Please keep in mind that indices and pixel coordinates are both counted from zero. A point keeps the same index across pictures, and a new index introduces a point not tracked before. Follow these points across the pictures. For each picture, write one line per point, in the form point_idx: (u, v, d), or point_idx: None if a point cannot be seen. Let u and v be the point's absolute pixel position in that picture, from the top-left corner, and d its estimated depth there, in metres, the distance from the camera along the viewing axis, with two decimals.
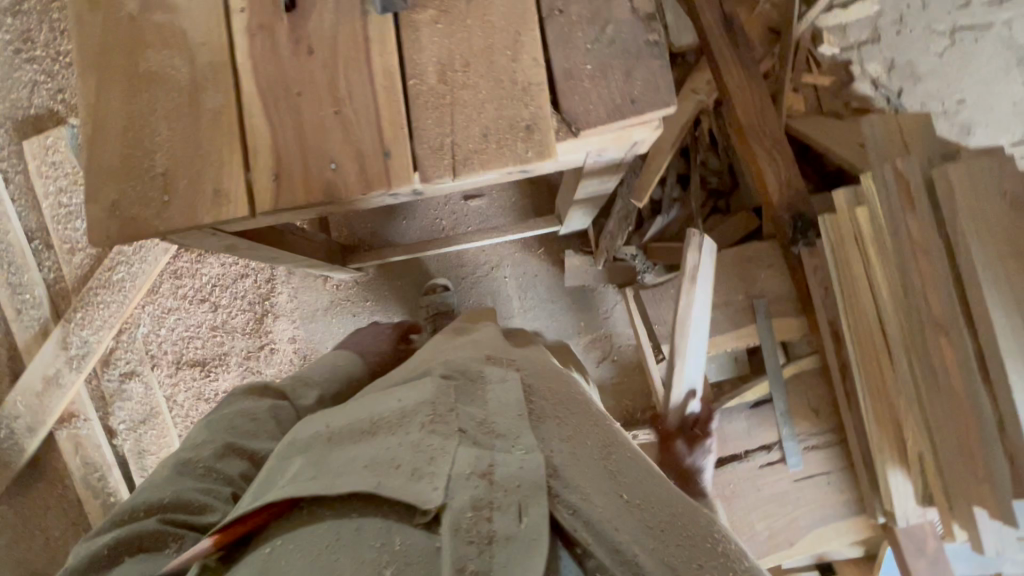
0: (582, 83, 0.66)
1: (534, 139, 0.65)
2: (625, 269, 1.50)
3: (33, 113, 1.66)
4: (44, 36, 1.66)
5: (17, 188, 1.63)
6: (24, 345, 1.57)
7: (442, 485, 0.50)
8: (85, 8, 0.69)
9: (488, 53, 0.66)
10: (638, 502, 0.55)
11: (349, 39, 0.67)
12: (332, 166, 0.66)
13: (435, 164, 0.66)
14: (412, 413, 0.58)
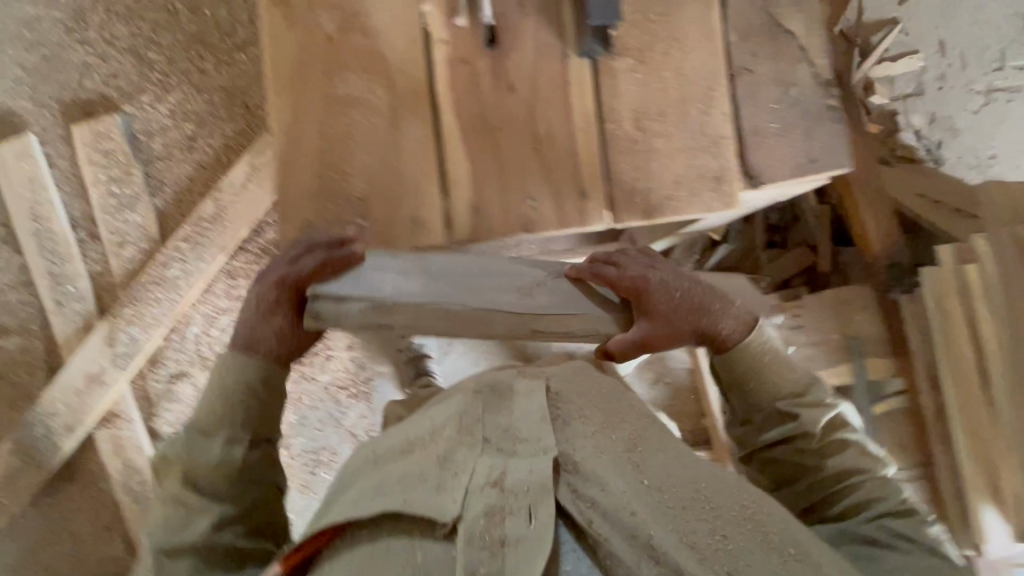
0: (766, 141, 0.88)
1: (722, 190, 0.87)
2: None
3: (82, 97, 1.59)
4: (100, 19, 1.60)
5: (61, 174, 1.56)
6: (64, 339, 1.51)
7: (460, 497, 0.71)
8: (289, 40, 0.89)
9: (684, 104, 0.88)
10: (655, 485, 0.72)
11: (549, 83, 0.89)
12: (530, 203, 0.88)
13: (629, 206, 0.88)
14: (440, 434, 0.82)
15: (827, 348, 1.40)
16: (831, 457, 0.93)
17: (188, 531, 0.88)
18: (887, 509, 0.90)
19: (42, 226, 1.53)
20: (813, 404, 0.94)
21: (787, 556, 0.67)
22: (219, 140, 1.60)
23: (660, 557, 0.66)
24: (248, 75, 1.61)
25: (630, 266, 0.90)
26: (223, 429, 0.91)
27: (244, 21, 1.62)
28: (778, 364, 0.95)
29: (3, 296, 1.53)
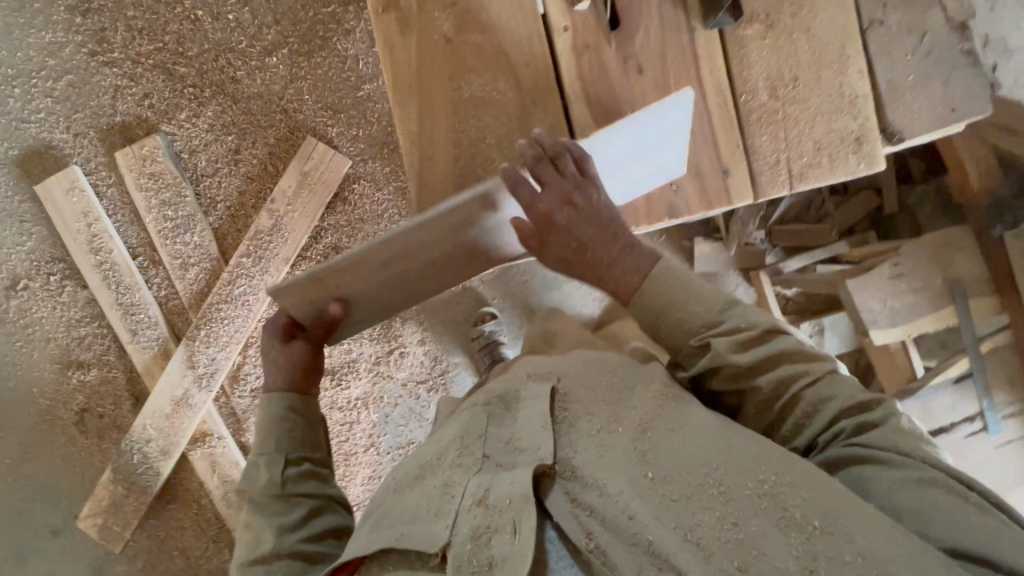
0: (905, 94, 0.99)
1: (864, 150, 0.99)
2: (754, 253, 1.66)
3: (119, 121, 1.55)
4: (122, 37, 1.52)
5: (112, 203, 1.56)
6: (145, 366, 1.55)
7: (450, 522, 0.71)
8: (413, 51, 1.00)
9: (818, 68, 0.99)
10: (661, 477, 0.69)
11: (682, 62, 1.01)
12: (674, 188, 1.03)
13: (773, 178, 1.02)
14: (445, 454, 0.80)
15: (930, 293, 1.39)
16: (765, 377, 0.78)
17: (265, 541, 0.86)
18: (845, 406, 0.75)
19: (104, 257, 1.54)
20: (724, 329, 0.80)
21: (815, 531, 0.61)
22: (263, 149, 1.58)
23: (663, 563, 0.62)
24: (281, 79, 1.56)
25: (543, 200, 0.83)
26: (265, 454, 0.93)
27: (268, 20, 1.53)
28: (677, 283, 0.83)
29: (76, 329, 1.56)
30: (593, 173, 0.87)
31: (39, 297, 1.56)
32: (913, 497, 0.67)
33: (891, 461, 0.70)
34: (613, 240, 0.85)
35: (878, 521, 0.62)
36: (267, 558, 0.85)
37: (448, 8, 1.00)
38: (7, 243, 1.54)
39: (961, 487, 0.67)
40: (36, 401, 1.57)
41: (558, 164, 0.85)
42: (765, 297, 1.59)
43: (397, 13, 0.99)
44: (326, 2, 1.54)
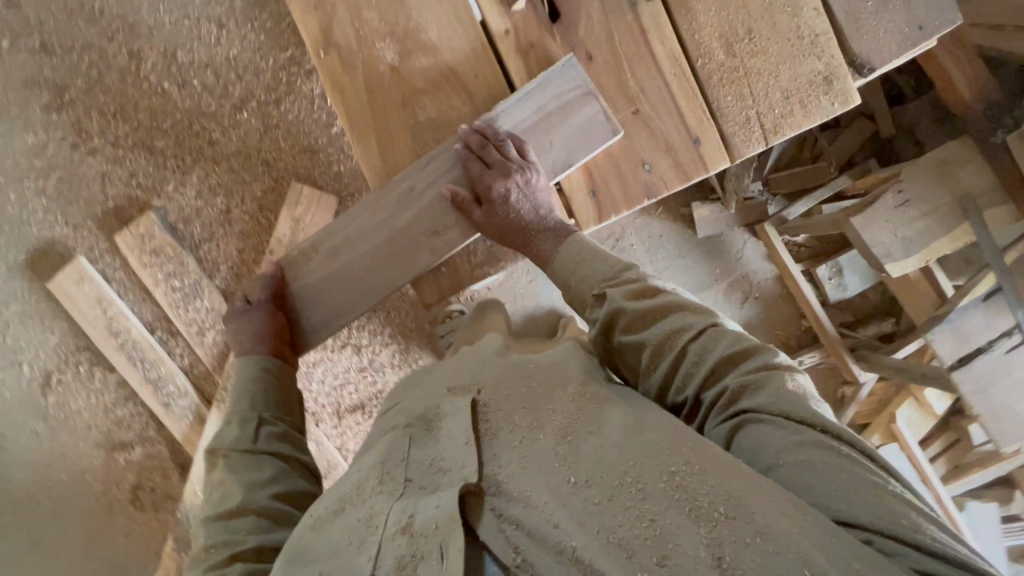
0: (869, 23, 1.00)
1: (836, 88, 1.00)
2: (756, 207, 1.63)
3: (112, 205, 1.59)
4: (99, 123, 1.55)
5: (122, 284, 1.61)
6: (184, 436, 1.61)
7: (373, 555, 0.75)
8: (360, 87, 1.05)
9: (773, 17, 1.01)
10: (583, 480, 0.72)
11: (630, 42, 1.03)
12: (648, 167, 1.04)
13: (745, 137, 1.03)
14: (366, 483, 0.85)
15: (941, 213, 1.35)
16: (655, 330, 0.85)
17: (237, 499, 0.93)
18: (719, 357, 0.81)
19: (124, 338, 1.59)
20: (623, 282, 0.90)
21: (721, 517, 0.65)
22: (252, 203, 1.60)
23: (585, 567, 0.66)
24: (256, 131, 1.58)
25: (489, 177, 1.00)
26: (241, 412, 1.02)
27: (232, 77, 1.55)
28: (590, 250, 0.96)
29: (114, 412, 1.63)
30: (533, 158, 1.01)
31: (73, 388, 1.62)
32: (791, 453, 0.72)
33: (770, 415, 0.75)
34: (539, 217, 1.01)
35: (776, 496, 0.66)
36: (233, 512, 0.92)
37: (388, 38, 1.04)
38: (33, 342, 1.60)
39: (839, 445, 0.71)
40: (92, 486, 1.65)
41: (501, 149, 1.00)
42: (773, 248, 1.60)
43: (338, 53, 1.04)
44: (283, 47, 1.54)
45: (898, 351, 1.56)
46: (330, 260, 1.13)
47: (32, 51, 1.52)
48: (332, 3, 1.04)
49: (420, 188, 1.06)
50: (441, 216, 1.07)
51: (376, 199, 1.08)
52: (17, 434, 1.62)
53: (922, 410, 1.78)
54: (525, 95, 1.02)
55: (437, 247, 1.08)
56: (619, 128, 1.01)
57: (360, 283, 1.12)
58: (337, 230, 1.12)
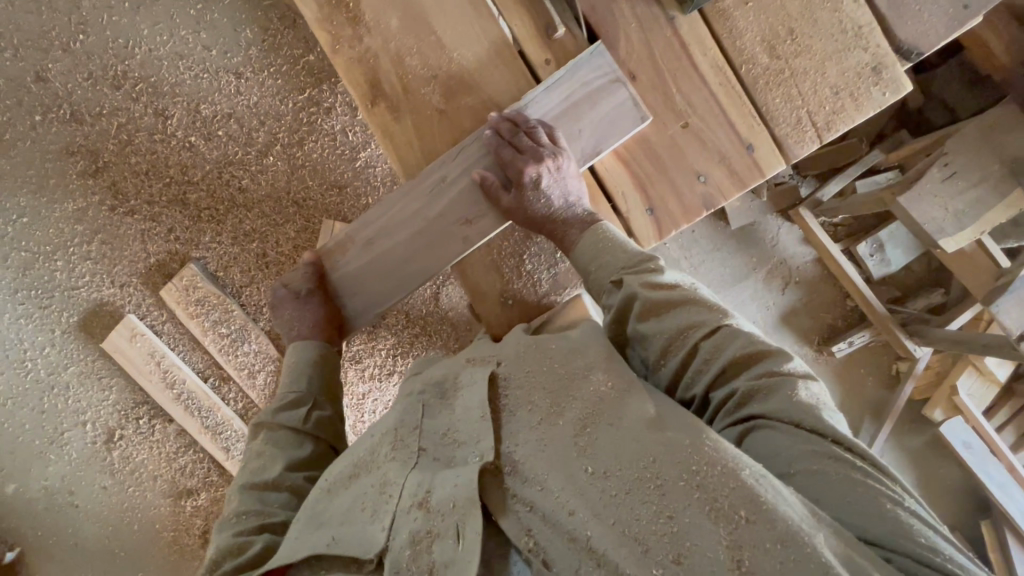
0: (911, 8, 1.04)
1: (887, 78, 1.04)
2: (790, 190, 1.64)
3: (154, 260, 1.63)
4: (134, 184, 1.57)
5: (172, 336, 1.67)
6: None
7: (387, 524, 0.78)
8: (410, 131, 1.08)
9: (812, 15, 1.04)
10: (602, 471, 0.74)
11: (671, 57, 1.07)
12: (703, 179, 1.08)
13: (800, 136, 1.07)
14: (380, 450, 0.89)
15: (991, 182, 1.34)
16: (668, 323, 0.85)
17: (270, 471, 0.95)
18: (732, 356, 0.81)
19: (179, 390, 1.65)
20: (644, 271, 0.89)
21: (742, 521, 0.65)
22: (287, 244, 1.64)
23: (599, 558, 0.69)
24: (283, 173, 1.61)
25: (520, 161, 0.99)
26: (297, 392, 1.03)
27: (254, 123, 1.58)
28: (611, 240, 0.95)
29: (176, 460, 1.69)
30: (564, 144, 1.01)
31: (135, 442, 1.67)
32: (807, 465, 0.75)
33: (777, 423, 0.77)
34: (568, 203, 1.01)
35: (781, 497, 0.67)
36: (268, 484, 0.94)
37: (432, 81, 1.07)
38: (93, 401, 1.65)
39: (850, 459, 0.74)
40: (162, 535, 1.71)
41: (532, 135, 1.00)
42: (811, 231, 1.62)
43: (385, 103, 1.08)
44: (300, 89, 1.57)
45: (951, 323, 1.58)
46: (366, 249, 1.12)
47: (62, 121, 1.52)
48: (375, 57, 1.07)
49: (451, 179, 1.07)
50: (473, 205, 1.07)
51: (408, 187, 1.09)
52: (87, 492, 1.68)
53: (985, 379, 1.76)
54: (554, 83, 1.04)
55: (469, 235, 1.08)
56: (648, 114, 1.04)
57: (396, 274, 1.11)
58: (371, 220, 1.11)
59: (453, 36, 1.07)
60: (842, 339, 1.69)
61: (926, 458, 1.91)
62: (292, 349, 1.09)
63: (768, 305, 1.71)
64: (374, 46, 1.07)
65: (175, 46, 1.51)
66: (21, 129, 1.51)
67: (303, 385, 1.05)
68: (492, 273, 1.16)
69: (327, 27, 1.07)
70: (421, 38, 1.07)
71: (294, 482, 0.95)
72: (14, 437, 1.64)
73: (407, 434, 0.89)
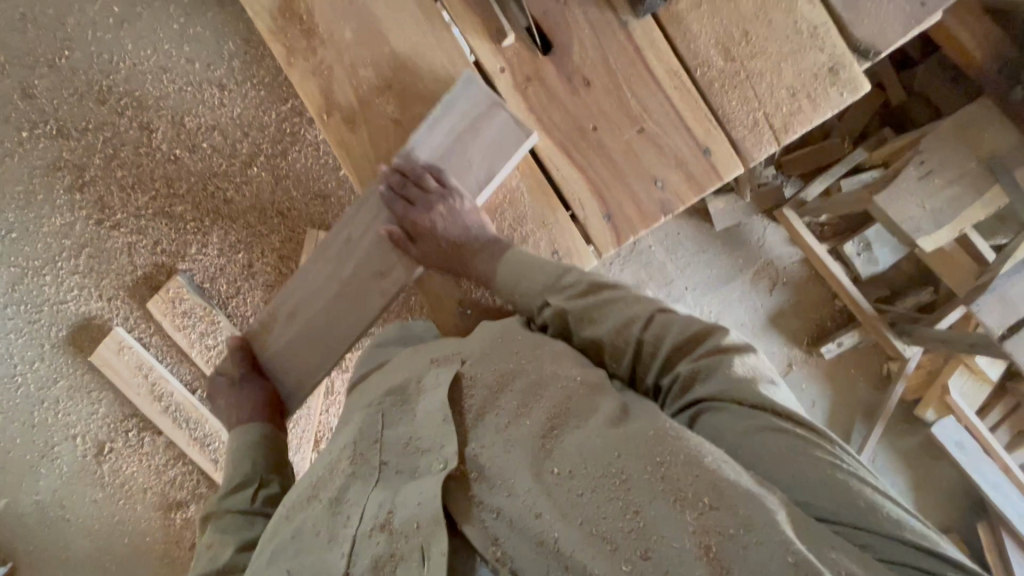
0: (868, 7, 1.03)
1: (842, 78, 1.04)
2: (772, 191, 1.65)
3: (141, 274, 1.63)
4: (119, 198, 1.58)
5: (160, 348, 1.68)
6: None
7: (348, 550, 0.78)
8: (366, 141, 1.09)
9: (767, 16, 1.04)
10: (567, 471, 0.74)
11: (627, 62, 1.07)
12: (659, 184, 1.08)
13: (756, 139, 1.06)
14: (339, 465, 0.89)
15: (969, 178, 1.34)
16: (609, 325, 0.87)
17: (222, 559, 0.93)
18: (675, 346, 0.83)
19: (167, 402, 1.66)
20: (562, 288, 0.94)
21: (706, 508, 0.65)
22: (271, 254, 1.65)
23: (566, 560, 0.68)
24: (268, 184, 1.62)
25: (414, 212, 1.03)
26: (242, 474, 1.03)
27: (239, 135, 1.58)
28: (526, 264, 0.99)
29: (166, 473, 1.69)
30: (452, 183, 1.04)
31: (124, 455, 1.68)
32: (770, 444, 0.74)
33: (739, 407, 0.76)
34: (472, 236, 1.04)
35: (743, 478, 0.68)
36: (221, 571, 0.91)
37: (386, 92, 1.08)
38: (82, 415, 1.65)
39: (811, 438, 0.74)
40: (153, 548, 1.72)
41: (421, 184, 1.03)
42: (796, 232, 1.61)
43: (339, 114, 1.08)
44: (284, 99, 1.58)
45: (940, 322, 1.55)
46: (291, 323, 1.12)
47: (49, 137, 1.53)
48: (330, 67, 1.07)
49: (357, 236, 1.09)
50: (381, 257, 1.08)
51: (316, 256, 1.11)
52: (78, 506, 1.69)
53: (975, 377, 1.74)
54: (434, 122, 1.04)
55: (386, 289, 1.09)
56: (532, 129, 1.05)
57: (324, 342, 1.11)
58: (289, 295, 1.13)
59: (407, 46, 1.08)
60: (831, 339, 1.69)
61: (921, 460, 1.88)
62: (233, 437, 1.08)
63: (759, 305, 1.70)
64: (328, 58, 1.07)
65: (159, 60, 1.52)
66: (8, 146, 1.52)
67: (247, 467, 1.05)
68: (454, 290, 1.12)
69: (282, 40, 1.07)
70: (377, 50, 1.07)
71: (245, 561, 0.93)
72: (5, 452, 1.64)
73: (366, 448, 0.88)
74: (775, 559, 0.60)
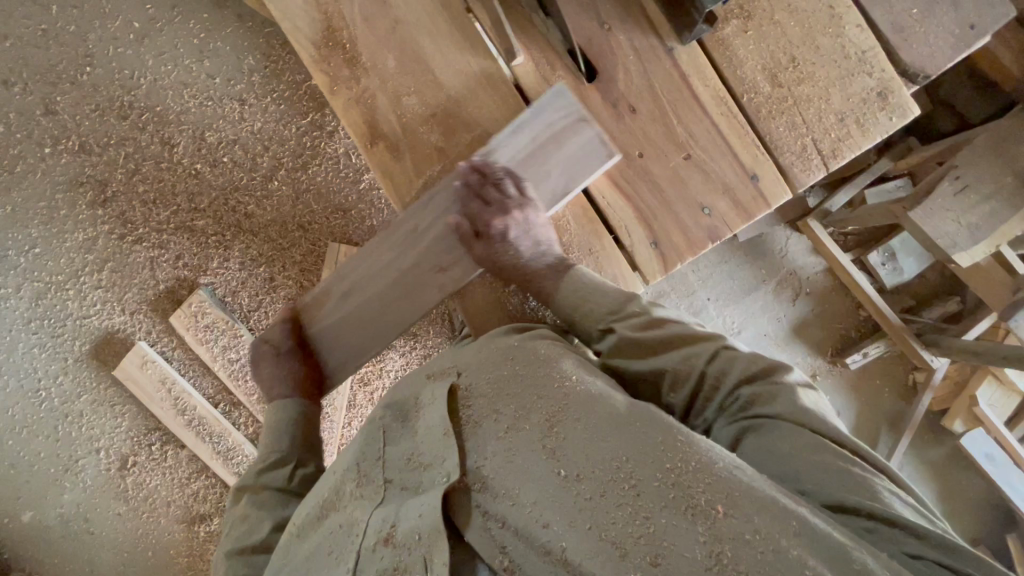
0: (916, 31, 1.07)
1: (895, 103, 1.07)
2: (797, 202, 1.69)
3: (163, 288, 1.63)
4: (142, 213, 1.57)
5: (182, 362, 1.69)
6: None
7: (352, 566, 0.74)
8: (411, 168, 1.08)
9: (815, 40, 1.07)
10: (575, 474, 0.70)
11: (674, 89, 1.08)
12: (707, 212, 1.09)
13: (805, 165, 1.08)
14: (344, 488, 0.85)
15: (1006, 194, 1.33)
16: (668, 357, 0.84)
17: (254, 534, 0.92)
18: (736, 382, 0.80)
19: (191, 416, 1.68)
20: (629, 316, 0.89)
21: (718, 516, 0.64)
22: (294, 268, 1.66)
23: (575, 568, 0.65)
24: (289, 199, 1.62)
25: (488, 215, 1.01)
26: (281, 451, 1.01)
27: (259, 149, 1.58)
28: (591, 287, 0.95)
29: (189, 486, 1.72)
30: (531, 193, 1.03)
31: (148, 468, 1.70)
32: (797, 451, 0.72)
33: (785, 423, 0.75)
34: (539, 250, 1.02)
35: (757, 487, 0.66)
36: (255, 548, 0.91)
37: (430, 121, 1.08)
38: (105, 429, 1.66)
39: (827, 444, 0.72)
40: (177, 560, 1.74)
41: (499, 187, 1.02)
42: (819, 240, 1.65)
43: (383, 142, 1.08)
44: (303, 113, 1.58)
45: (967, 332, 1.59)
46: (342, 303, 1.11)
47: (72, 152, 1.51)
48: (373, 96, 1.07)
49: (424, 227, 1.07)
50: (447, 252, 1.07)
51: (382, 241, 1.10)
52: (102, 519, 1.70)
53: (1005, 389, 1.73)
54: (520, 127, 1.04)
55: (444, 282, 1.08)
56: (615, 151, 1.04)
57: (377, 323, 1.10)
58: (346, 273, 1.11)
59: (449, 73, 1.08)
60: (856, 351, 1.71)
61: (946, 469, 1.89)
62: (273, 406, 1.07)
63: (781, 315, 1.73)
64: (371, 86, 1.07)
65: (180, 75, 1.52)
66: (31, 161, 1.50)
67: (286, 443, 1.03)
68: (495, 311, 1.09)
69: (325, 67, 1.07)
70: (417, 75, 1.08)
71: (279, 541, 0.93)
72: (28, 466, 1.64)
73: (373, 465, 0.85)
74: (790, 569, 0.59)
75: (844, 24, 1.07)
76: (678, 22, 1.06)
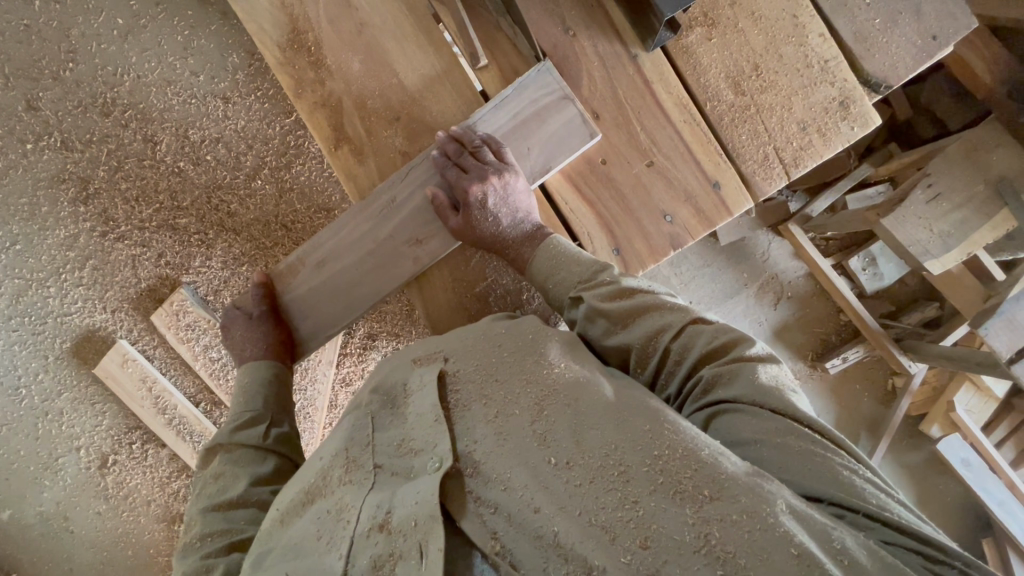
0: (879, 41, 1.07)
1: (854, 114, 1.07)
2: (778, 207, 1.71)
3: (145, 286, 1.62)
4: (124, 210, 1.56)
5: (163, 361, 1.69)
6: None
7: (346, 552, 0.73)
8: (376, 175, 1.09)
9: (783, 50, 1.07)
10: (565, 462, 0.70)
11: (637, 96, 1.09)
12: (668, 220, 1.09)
13: (766, 173, 1.09)
14: (332, 472, 0.83)
15: (977, 203, 1.36)
16: (635, 332, 0.85)
17: (232, 489, 0.92)
18: (699, 358, 0.80)
19: (171, 414, 1.68)
20: (599, 285, 0.89)
21: (705, 500, 0.64)
22: None
23: (568, 552, 0.65)
24: (272, 198, 1.61)
25: (466, 180, 0.99)
26: (255, 410, 1.02)
27: (242, 147, 1.57)
28: (565, 255, 0.95)
29: (169, 485, 1.73)
30: (511, 160, 1.02)
31: (128, 467, 1.69)
32: (775, 440, 0.72)
33: (752, 407, 0.75)
34: (516, 220, 1.00)
35: (743, 468, 0.67)
36: (232, 503, 0.91)
37: (394, 124, 1.08)
38: (85, 427, 1.65)
39: (807, 432, 0.72)
40: (157, 559, 1.76)
41: (477, 155, 1.00)
42: (803, 247, 1.69)
43: (348, 146, 1.08)
44: (287, 112, 1.57)
45: (946, 339, 1.62)
46: (316, 272, 1.11)
47: (54, 149, 1.50)
48: (338, 100, 1.07)
49: (402, 199, 1.07)
50: (424, 224, 1.07)
51: (359, 209, 1.08)
52: (82, 517, 1.70)
53: (981, 394, 1.77)
54: (503, 101, 1.04)
55: (420, 256, 1.08)
56: (597, 130, 1.05)
57: (351, 295, 1.10)
58: (321, 242, 1.11)
59: (415, 77, 1.08)
60: (836, 355, 1.72)
61: (922, 474, 1.91)
62: (244, 370, 1.07)
63: (759, 318, 1.75)
64: (336, 90, 1.07)
65: (163, 72, 1.51)
66: (13, 157, 1.49)
67: (261, 404, 1.03)
68: (459, 314, 1.12)
69: (290, 71, 1.06)
70: (385, 82, 1.07)
71: (258, 496, 0.93)
72: (8, 465, 1.64)
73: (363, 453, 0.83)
74: (778, 552, 0.59)
75: (807, 33, 1.07)
76: (641, 30, 1.06)
